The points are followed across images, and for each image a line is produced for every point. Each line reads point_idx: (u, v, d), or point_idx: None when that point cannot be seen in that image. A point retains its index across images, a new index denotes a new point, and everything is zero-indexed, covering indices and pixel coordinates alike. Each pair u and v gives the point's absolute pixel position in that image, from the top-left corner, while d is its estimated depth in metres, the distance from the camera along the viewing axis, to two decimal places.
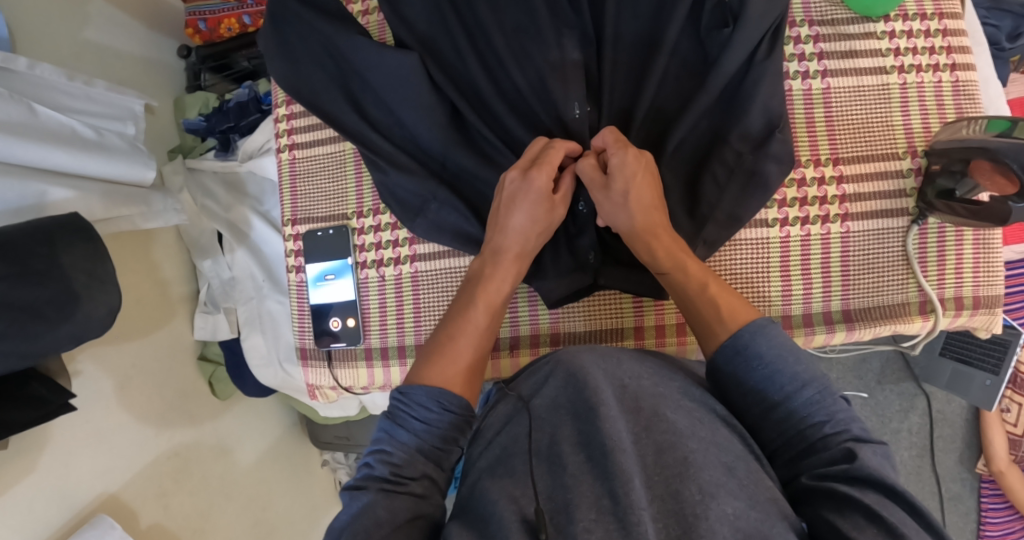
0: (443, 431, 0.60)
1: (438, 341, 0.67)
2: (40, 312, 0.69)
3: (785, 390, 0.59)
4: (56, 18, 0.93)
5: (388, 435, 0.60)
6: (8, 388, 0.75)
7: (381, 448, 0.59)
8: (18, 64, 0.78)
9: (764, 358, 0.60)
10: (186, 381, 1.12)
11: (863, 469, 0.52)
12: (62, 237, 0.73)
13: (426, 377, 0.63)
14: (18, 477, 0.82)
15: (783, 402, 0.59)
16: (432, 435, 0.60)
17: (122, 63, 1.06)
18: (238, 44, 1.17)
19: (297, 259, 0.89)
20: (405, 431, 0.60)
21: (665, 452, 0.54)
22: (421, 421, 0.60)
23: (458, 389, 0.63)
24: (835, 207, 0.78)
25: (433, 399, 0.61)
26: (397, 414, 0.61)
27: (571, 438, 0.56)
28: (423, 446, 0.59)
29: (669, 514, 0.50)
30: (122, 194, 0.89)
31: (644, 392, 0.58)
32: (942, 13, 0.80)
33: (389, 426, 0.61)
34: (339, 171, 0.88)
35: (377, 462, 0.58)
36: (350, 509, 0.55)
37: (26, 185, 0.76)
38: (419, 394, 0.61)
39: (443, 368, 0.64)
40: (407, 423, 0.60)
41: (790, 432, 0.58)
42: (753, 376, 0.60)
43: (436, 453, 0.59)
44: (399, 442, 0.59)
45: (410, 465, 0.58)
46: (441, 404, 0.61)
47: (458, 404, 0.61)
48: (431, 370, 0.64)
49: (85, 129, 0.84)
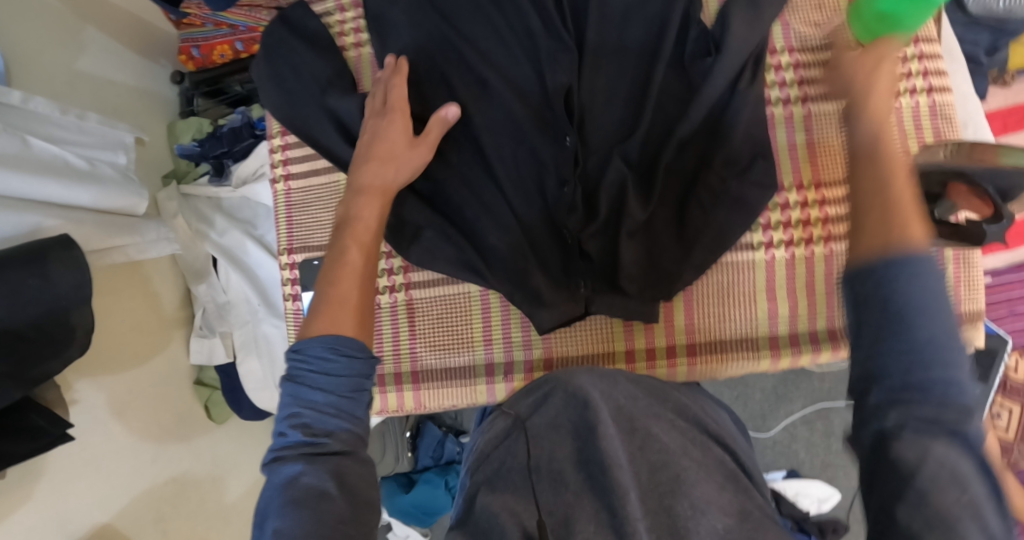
0: (347, 378, 0.57)
1: (324, 300, 0.63)
2: (25, 333, 0.71)
3: (931, 328, 0.42)
4: (49, 49, 0.94)
5: (294, 397, 0.56)
6: (8, 419, 0.75)
7: (290, 412, 0.56)
8: (13, 97, 0.79)
9: (922, 288, 0.43)
10: (182, 405, 1.12)
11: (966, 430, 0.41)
12: (55, 267, 0.74)
13: (318, 330, 0.59)
14: (18, 507, 0.82)
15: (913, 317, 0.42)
16: (337, 386, 0.56)
17: (116, 91, 1.07)
18: (232, 69, 1.19)
19: (293, 288, 0.90)
20: (309, 388, 0.56)
21: (658, 470, 0.54)
22: (322, 373, 0.57)
23: (353, 332, 0.59)
24: (818, 229, 0.81)
25: (330, 350, 0.57)
26: (296, 375, 0.57)
27: (569, 458, 0.57)
28: (329, 398, 0.56)
29: (662, 528, 0.50)
30: (114, 225, 0.91)
31: (638, 412, 0.59)
32: (917, 38, 0.82)
33: (292, 388, 0.57)
34: (334, 201, 0.90)
35: (290, 427, 0.55)
36: (279, 477, 0.53)
37: (22, 217, 0.76)
38: (314, 348, 0.57)
39: (332, 317, 0.61)
40: (308, 380, 0.57)
41: (907, 387, 0.42)
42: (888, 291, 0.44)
43: (346, 401, 0.56)
44: (307, 401, 0.56)
45: (326, 423, 0.55)
46: (338, 350, 0.57)
47: (362, 348, 0.58)
48: (320, 321, 0.60)
49: (77, 160, 0.86)
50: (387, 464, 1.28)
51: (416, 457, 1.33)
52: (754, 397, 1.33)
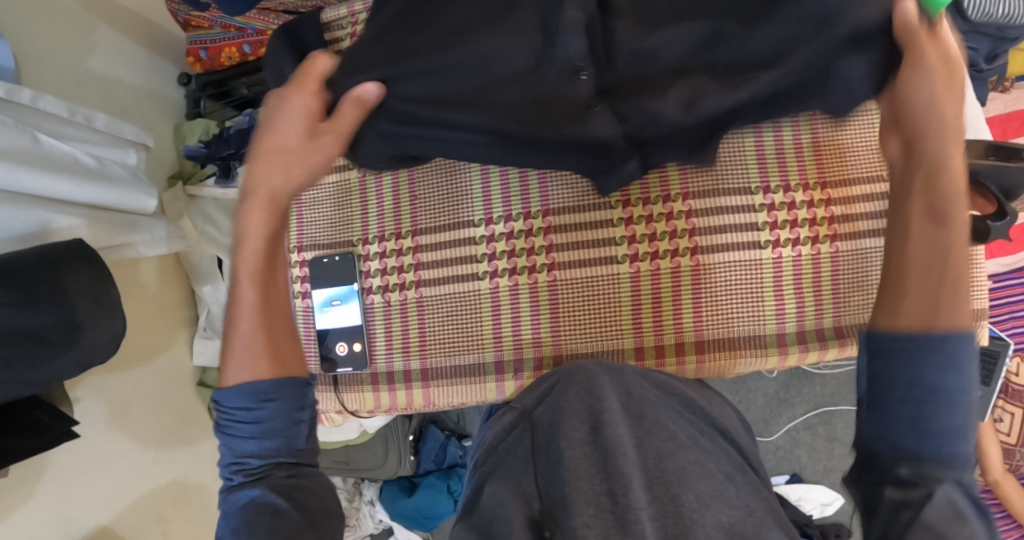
0: (273, 419, 0.61)
1: (232, 339, 0.64)
2: (45, 338, 0.71)
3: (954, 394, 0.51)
4: (58, 49, 0.94)
5: (230, 448, 0.62)
6: (12, 416, 0.75)
7: (233, 459, 0.62)
8: (24, 96, 0.79)
9: (959, 369, 0.51)
10: (186, 406, 1.13)
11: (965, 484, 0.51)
12: (67, 264, 0.74)
13: (231, 379, 0.63)
14: (20, 505, 0.82)
15: (949, 392, 0.51)
16: (265, 431, 0.61)
17: (124, 92, 1.08)
18: (239, 72, 1.19)
19: (303, 285, 0.91)
20: (238, 437, 0.61)
21: (665, 458, 0.54)
22: (248, 421, 0.61)
23: (267, 373, 0.62)
24: (824, 228, 0.81)
25: (248, 396, 0.61)
26: (223, 425, 0.62)
27: (575, 438, 0.56)
28: (262, 442, 0.61)
29: (667, 516, 0.50)
30: (122, 222, 0.90)
31: (646, 401, 0.60)
32: None
33: (225, 440, 0.62)
34: (344, 199, 0.91)
35: (235, 473, 0.61)
36: (233, 504, 0.59)
37: (32, 213, 0.78)
38: (230, 398, 0.62)
39: (250, 360, 0.63)
40: (236, 430, 0.62)
41: (912, 439, 0.52)
42: (905, 348, 0.53)
43: (281, 440, 0.61)
44: (242, 450, 0.61)
45: (263, 461, 0.60)
46: (256, 396, 0.61)
47: (285, 386, 0.62)
48: (231, 369, 0.63)
49: (86, 158, 0.86)
50: (390, 467, 1.26)
51: (419, 461, 1.31)
52: (757, 401, 1.32)
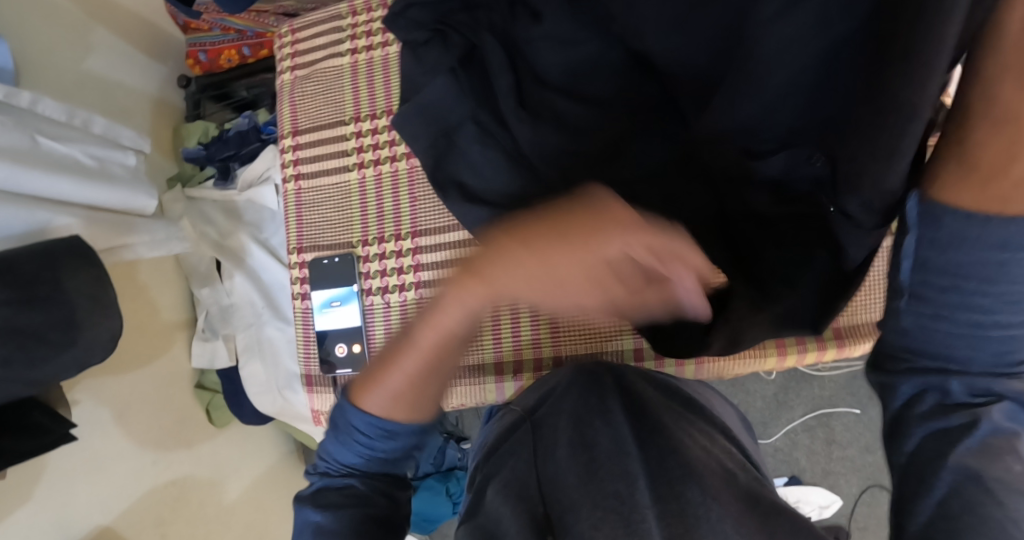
0: (390, 449, 0.56)
1: (379, 385, 0.54)
2: (44, 336, 0.71)
3: (1022, 269, 0.39)
4: (57, 50, 0.94)
5: (333, 456, 0.57)
6: (10, 417, 0.75)
7: (330, 464, 0.58)
8: (22, 99, 0.80)
9: None
10: (184, 408, 1.12)
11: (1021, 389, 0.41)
12: (67, 263, 0.74)
13: (368, 402, 0.55)
14: (17, 506, 0.82)
15: (1008, 265, 0.38)
16: (383, 449, 0.56)
17: (123, 94, 1.08)
18: (238, 74, 1.20)
19: (303, 286, 0.92)
20: (356, 446, 0.56)
21: (667, 457, 0.53)
22: (365, 444, 0.56)
23: (400, 415, 0.54)
24: None
25: (378, 425, 0.55)
26: (343, 429, 0.57)
27: (576, 442, 0.56)
28: (367, 462, 0.57)
29: (672, 514, 0.48)
30: (122, 222, 0.90)
31: (647, 405, 0.59)
32: None
33: (334, 445, 0.58)
34: (343, 200, 0.92)
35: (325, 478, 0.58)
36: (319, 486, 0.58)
37: (33, 213, 0.77)
38: (361, 421, 0.55)
39: (388, 398, 0.54)
40: (353, 444, 0.56)
41: (960, 344, 0.42)
42: (970, 229, 0.39)
43: (386, 468, 0.57)
44: (344, 463, 0.57)
45: (370, 468, 0.57)
46: (387, 433, 0.55)
47: (418, 421, 0.55)
48: (372, 397, 0.54)
49: (86, 159, 0.86)
50: None
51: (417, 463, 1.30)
52: (757, 403, 1.33)
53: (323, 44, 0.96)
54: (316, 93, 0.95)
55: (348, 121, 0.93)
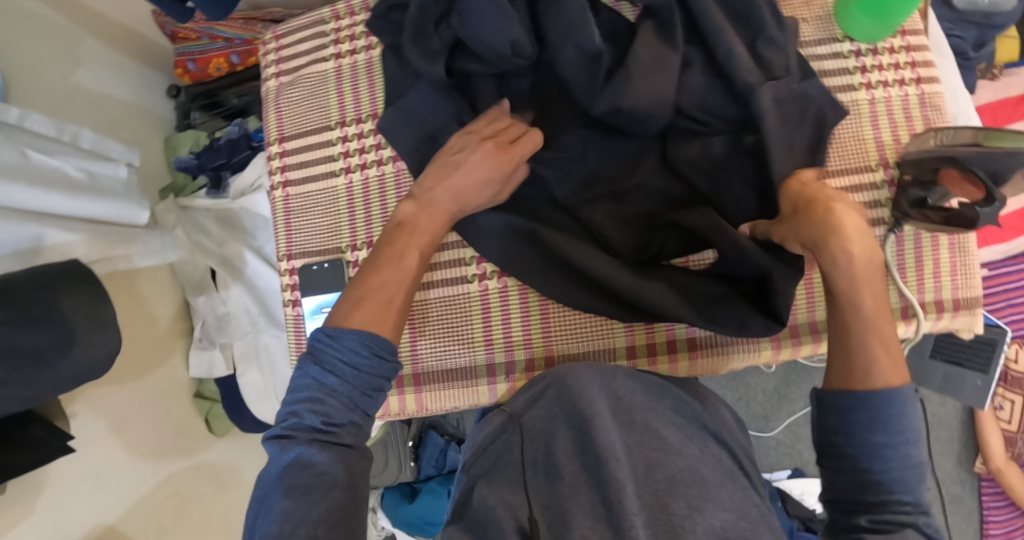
0: (369, 376, 0.63)
1: (370, 299, 0.68)
2: (41, 354, 0.70)
3: (904, 430, 0.54)
4: (46, 64, 0.94)
5: (316, 381, 0.62)
6: (7, 431, 0.75)
7: (311, 395, 0.62)
8: (11, 114, 0.80)
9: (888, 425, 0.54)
10: (184, 418, 1.12)
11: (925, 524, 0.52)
12: (61, 284, 0.74)
13: (355, 326, 0.65)
14: (20, 522, 0.82)
15: (886, 452, 0.53)
16: (354, 379, 0.62)
17: (113, 106, 1.08)
18: (228, 82, 1.20)
19: (294, 293, 0.91)
20: (327, 376, 0.62)
21: (655, 468, 0.53)
22: (348, 367, 0.62)
23: (383, 336, 0.65)
24: None
25: (353, 343, 0.63)
26: (323, 359, 0.63)
27: (567, 448, 0.56)
28: (351, 393, 0.62)
29: (658, 523, 0.49)
30: (117, 234, 0.91)
31: (637, 406, 0.59)
32: (903, 30, 0.84)
33: (317, 372, 0.63)
34: (332, 206, 0.91)
35: (306, 411, 0.60)
36: (282, 460, 0.59)
37: (23, 227, 0.77)
38: (349, 342, 0.63)
39: (368, 318, 0.66)
40: (335, 369, 0.62)
41: (857, 488, 0.54)
42: (863, 414, 0.55)
43: (365, 399, 0.62)
44: (328, 388, 0.62)
45: (337, 413, 0.60)
46: (370, 350, 0.63)
47: (385, 347, 0.64)
48: (357, 318, 0.66)
49: (76, 172, 0.86)
50: (390, 473, 1.28)
51: (419, 466, 1.31)
52: (757, 397, 1.32)
53: (307, 49, 0.96)
54: (301, 99, 0.95)
55: (333, 125, 0.93)
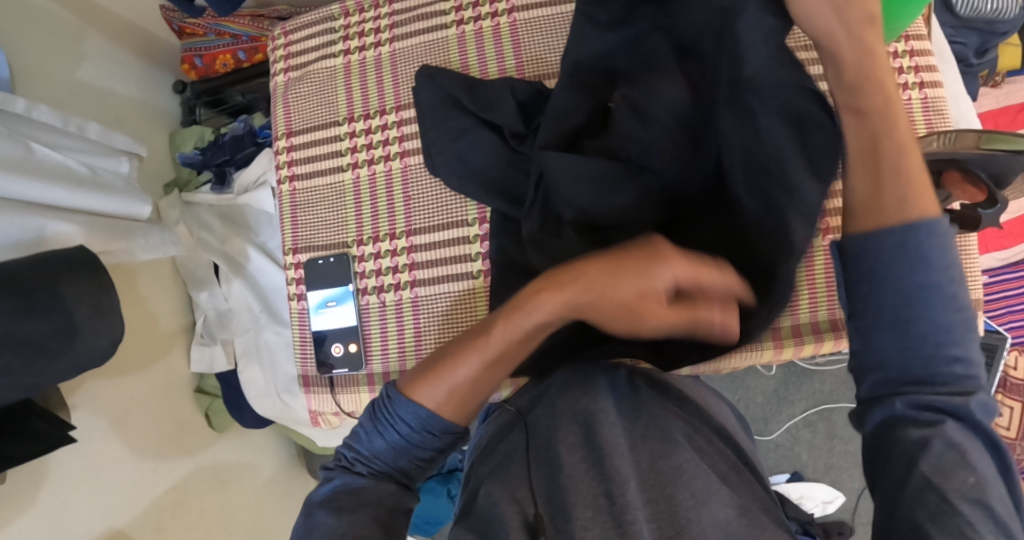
0: (419, 448, 0.57)
1: (441, 370, 0.58)
2: (43, 343, 0.71)
3: (948, 292, 0.51)
4: (51, 57, 0.95)
5: (367, 436, 0.58)
6: (9, 422, 0.75)
7: (360, 447, 0.58)
8: (17, 106, 0.80)
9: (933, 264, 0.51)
10: (184, 413, 1.12)
11: (972, 412, 0.49)
12: (66, 273, 0.74)
13: (420, 393, 0.57)
14: (18, 514, 0.82)
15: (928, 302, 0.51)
16: (408, 446, 0.57)
17: (118, 101, 1.09)
18: (233, 79, 1.20)
19: (298, 287, 0.92)
20: (384, 436, 0.58)
21: (659, 460, 0.54)
22: (400, 433, 0.57)
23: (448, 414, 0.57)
24: (817, 222, 0.81)
25: (413, 415, 0.57)
26: (379, 417, 0.58)
27: (570, 440, 0.56)
28: (398, 457, 0.57)
29: (661, 517, 0.50)
30: (116, 228, 0.90)
31: (641, 402, 0.58)
32: (907, 35, 0.84)
33: (369, 426, 0.59)
34: (338, 201, 0.92)
35: (353, 461, 0.58)
36: (329, 484, 0.58)
37: (26, 220, 0.77)
38: (405, 410, 0.57)
39: (438, 393, 0.57)
40: (387, 430, 0.58)
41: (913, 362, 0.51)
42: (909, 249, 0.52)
43: (411, 467, 0.58)
44: (376, 448, 0.58)
45: (385, 467, 0.57)
46: (425, 427, 0.57)
47: (445, 428, 0.57)
48: (425, 385, 0.58)
49: (79, 167, 0.87)
50: None
51: None
52: (757, 400, 1.33)
53: (316, 45, 0.96)
54: (309, 94, 0.95)
55: (341, 121, 0.93)
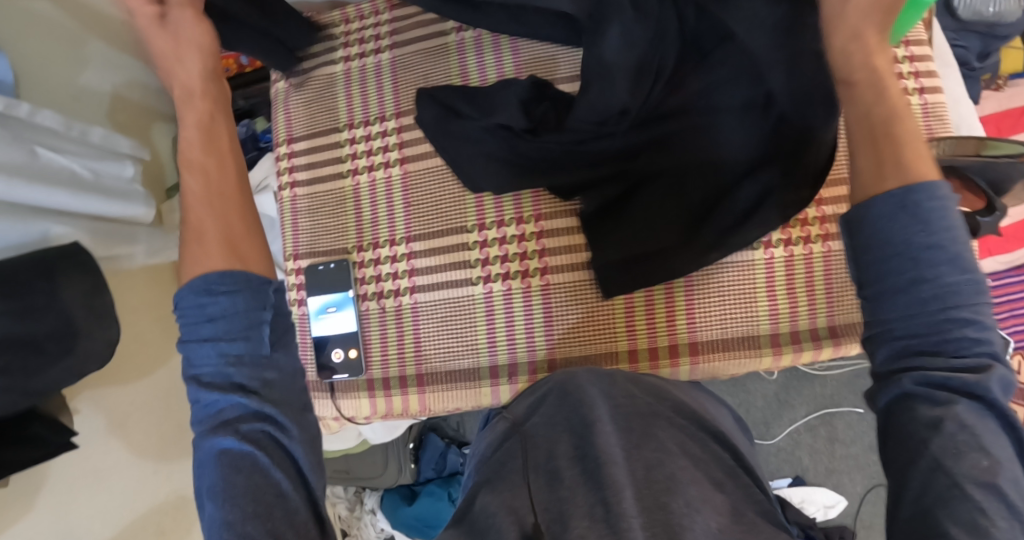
0: (230, 316, 0.52)
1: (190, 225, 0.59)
2: (41, 345, 0.72)
3: (953, 252, 0.48)
4: (55, 62, 0.96)
5: (193, 361, 0.52)
6: (10, 428, 0.76)
7: (194, 373, 0.52)
8: (22, 110, 0.79)
9: (933, 223, 0.49)
10: (186, 416, 1.13)
11: (992, 389, 0.46)
12: (63, 269, 0.74)
13: (199, 268, 0.55)
14: (19, 517, 0.82)
15: (938, 266, 0.48)
16: (222, 332, 0.52)
17: (121, 104, 1.09)
18: (235, 84, 1.20)
19: (299, 293, 0.93)
20: (198, 347, 0.52)
21: (653, 468, 0.53)
22: (207, 326, 0.52)
23: (220, 256, 0.56)
24: (816, 228, 0.81)
25: (202, 289, 0.53)
26: (184, 331, 0.53)
27: (567, 454, 0.57)
28: (223, 348, 0.52)
29: (657, 525, 0.48)
30: (117, 233, 0.92)
31: (638, 412, 0.60)
32: (907, 40, 0.84)
33: (185, 349, 0.53)
34: (338, 207, 0.93)
35: (199, 393, 0.52)
36: (209, 450, 0.51)
37: (29, 225, 0.78)
38: (191, 290, 0.53)
39: (201, 249, 0.57)
40: (196, 334, 0.52)
41: (924, 325, 0.48)
42: (922, 218, 0.49)
43: (245, 348, 0.52)
44: (207, 361, 0.52)
45: (232, 374, 0.51)
46: (214, 288, 0.53)
47: (243, 279, 0.54)
48: (190, 261, 0.56)
49: (83, 171, 0.87)
50: (390, 475, 1.27)
51: (419, 469, 1.32)
52: (757, 404, 1.32)
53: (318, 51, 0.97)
54: (310, 100, 0.96)
55: (341, 127, 0.94)
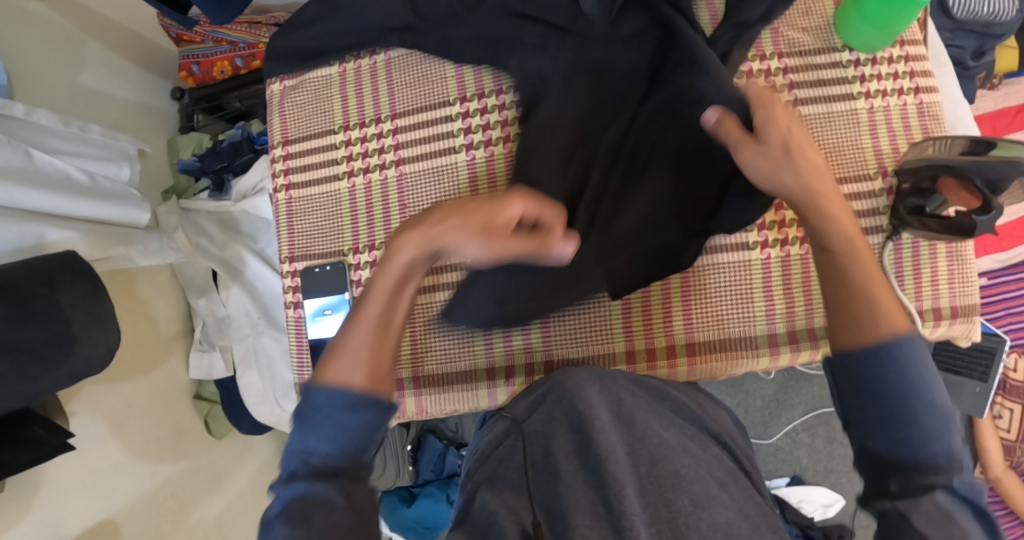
0: (356, 429, 0.55)
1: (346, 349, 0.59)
2: (40, 351, 0.71)
3: (921, 393, 0.52)
4: (52, 64, 0.95)
5: (307, 435, 0.56)
6: (7, 430, 0.75)
7: (298, 449, 0.55)
8: (16, 110, 0.80)
9: (905, 369, 0.52)
10: (183, 419, 1.13)
11: (956, 486, 0.51)
12: (61, 277, 0.75)
13: (332, 380, 0.56)
14: (15, 521, 0.82)
15: (911, 405, 0.51)
16: (341, 434, 0.55)
17: (116, 106, 1.09)
18: (231, 85, 1.20)
19: (296, 295, 0.92)
20: (315, 434, 0.55)
21: (658, 463, 0.54)
22: (335, 420, 0.55)
23: (365, 382, 0.57)
24: None
25: (341, 400, 0.55)
26: (305, 416, 0.56)
27: (566, 449, 0.57)
28: (335, 443, 0.55)
29: (661, 521, 0.49)
30: (116, 235, 0.91)
31: (638, 407, 0.60)
32: (903, 40, 0.84)
33: (302, 430, 0.56)
34: (334, 208, 0.92)
35: (298, 462, 0.55)
36: (283, 496, 0.54)
37: (24, 227, 0.78)
38: (326, 396, 0.55)
39: (349, 366, 0.57)
40: (320, 426, 0.55)
41: (902, 453, 0.52)
42: (894, 361, 0.52)
43: (355, 445, 0.55)
44: (319, 442, 0.55)
45: (330, 458, 0.55)
46: (352, 404, 0.55)
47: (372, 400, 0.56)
48: (336, 369, 0.57)
49: (78, 174, 0.86)
50: (388, 478, 1.25)
51: (417, 470, 1.31)
52: (755, 404, 1.32)
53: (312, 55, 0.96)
54: (306, 102, 0.95)
55: (337, 129, 0.94)
